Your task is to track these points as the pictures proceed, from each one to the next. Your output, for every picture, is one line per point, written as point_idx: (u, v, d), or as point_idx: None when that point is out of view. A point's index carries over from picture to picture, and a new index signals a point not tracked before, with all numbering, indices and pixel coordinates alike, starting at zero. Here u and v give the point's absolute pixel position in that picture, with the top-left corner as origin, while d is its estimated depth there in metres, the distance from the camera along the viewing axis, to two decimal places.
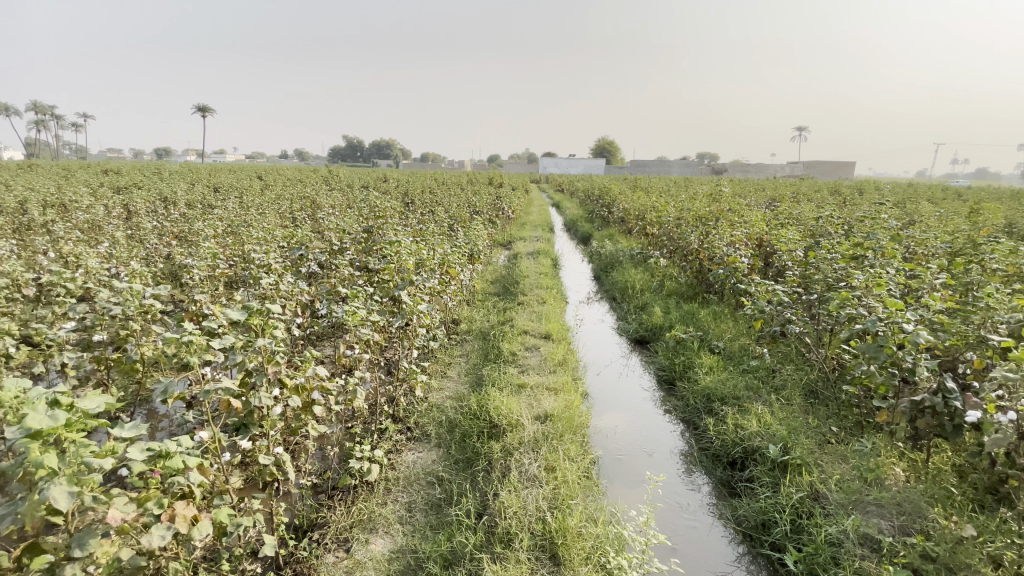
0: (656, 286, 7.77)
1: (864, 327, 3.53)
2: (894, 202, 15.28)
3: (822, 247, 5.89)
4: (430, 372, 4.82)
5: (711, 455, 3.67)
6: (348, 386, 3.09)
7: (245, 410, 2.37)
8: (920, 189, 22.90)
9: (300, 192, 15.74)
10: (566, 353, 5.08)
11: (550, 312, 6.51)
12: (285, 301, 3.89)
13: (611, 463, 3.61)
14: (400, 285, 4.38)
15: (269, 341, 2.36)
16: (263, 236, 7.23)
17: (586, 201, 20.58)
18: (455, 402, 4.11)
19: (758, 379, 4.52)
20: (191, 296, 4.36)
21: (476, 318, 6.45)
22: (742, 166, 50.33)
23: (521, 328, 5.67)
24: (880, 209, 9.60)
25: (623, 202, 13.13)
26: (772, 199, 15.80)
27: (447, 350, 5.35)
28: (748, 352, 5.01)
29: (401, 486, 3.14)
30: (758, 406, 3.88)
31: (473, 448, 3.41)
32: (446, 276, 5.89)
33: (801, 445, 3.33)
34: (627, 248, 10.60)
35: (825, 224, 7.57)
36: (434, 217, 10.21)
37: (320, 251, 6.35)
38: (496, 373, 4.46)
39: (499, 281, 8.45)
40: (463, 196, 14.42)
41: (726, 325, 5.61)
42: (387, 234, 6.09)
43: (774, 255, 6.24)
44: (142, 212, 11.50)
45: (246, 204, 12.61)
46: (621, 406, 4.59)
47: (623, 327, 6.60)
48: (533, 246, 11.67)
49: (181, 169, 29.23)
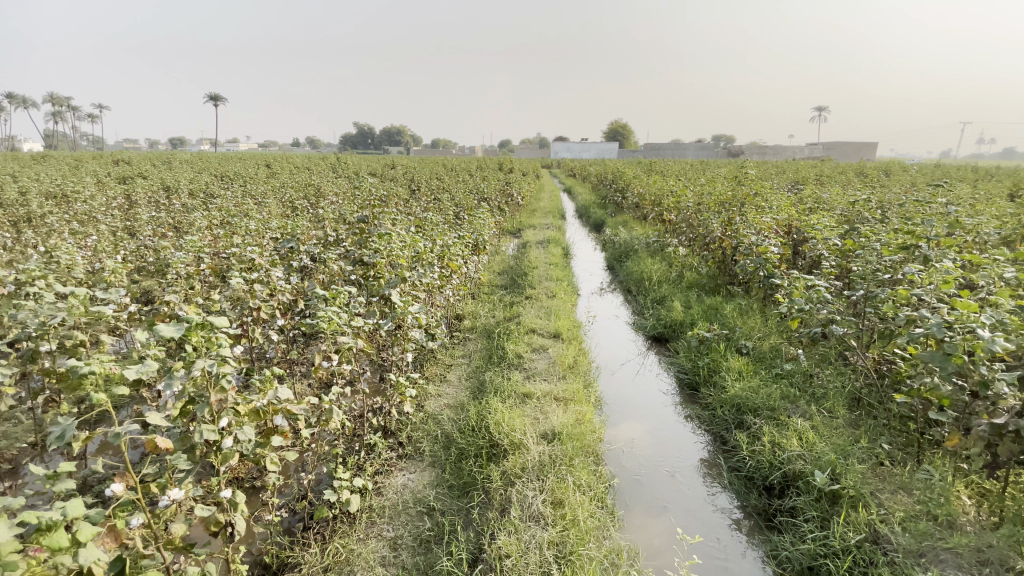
0: (674, 278, 7.25)
1: (926, 331, 3.00)
2: (924, 183, 14.51)
3: (862, 235, 5.30)
4: (428, 377, 4.40)
5: (744, 478, 3.21)
6: (324, 404, 2.67)
7: (186, 446, 1.97)
8: (952, 171, 21.80)
9: (304, 180, 15.40)
10: (577, 355, 4.61)
11: (560, 307, 6.04)
12: (261, 303, 3.49)
13: (629, 485, 3.16)
14: (391, 283, 3.95)
15: (210, 362, 1.92)
16: (256, 228, 6.86)
17: (598, 186, 19.98)
18: (453, 414, 3.68)
19: (793, 386, 4.02)
20: (166, 296, 3.99)
21: (480, 313, 6.02)
22: (759, 148, 48.86)
23: (528, 326, 5.22)
24: (919, 193, 8.88)
25: (637, 186, 12.52)
26: (794, 182, 15.14)
27: (448, 350, 4.93)
28: (781, 354, 4.50)
29: (387, 518, 2.73)
30: (797, 421, 3.39)
31: (470, 471, 2.98)
32: (446, 270, 5.45)
33: (854, 472, 2.84)
34: (643, 236, 10.04)
35: (861, 209, 6.95)
36: (438, 205, 9.75)
37: (314, 243, 5.94)
38: (499, 379, 4.03)
39: (507, 272, 7.98)
40: (472, 182, 13.94)
41: (753, 323, 5.09)
42: (384, 225, 5.67)
43: (806, 244, 5.68)
44: (142, 203, 11.21)
45: (249, 192, 12.27)
46: (638, 414, 4.13)
47: (640, 323, 6.11)
48: (543, 234, 11.17)
49: (191, 158, 29.08)
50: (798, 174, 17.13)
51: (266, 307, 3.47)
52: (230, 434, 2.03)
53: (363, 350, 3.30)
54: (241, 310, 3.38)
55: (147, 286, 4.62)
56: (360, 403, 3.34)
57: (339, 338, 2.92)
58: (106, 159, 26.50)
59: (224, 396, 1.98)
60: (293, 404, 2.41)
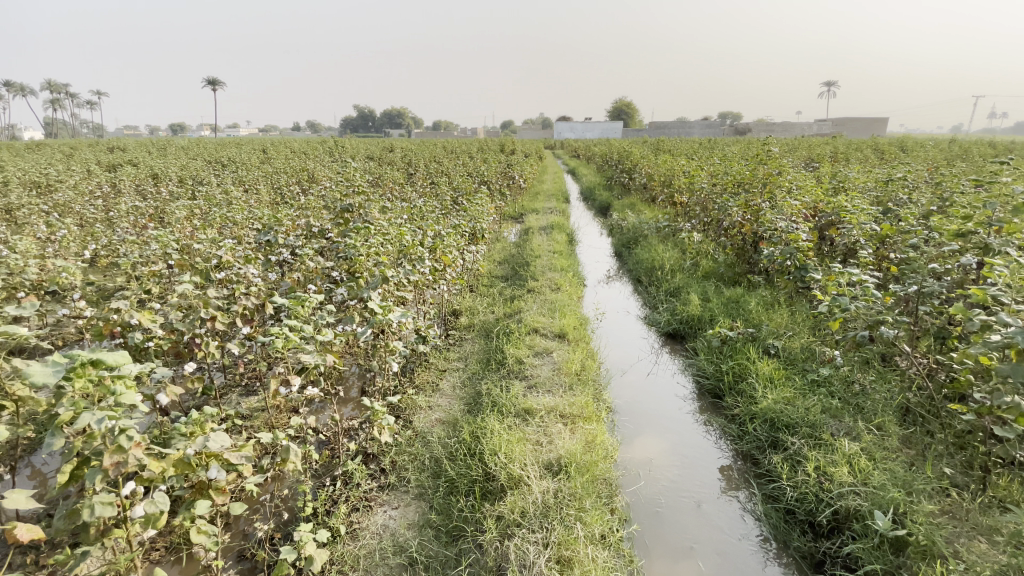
0: (688, 266, 6.71)
1: (1004, 340, 2.47)
2: (948, 160, 13.76)
3: (904, 219, 4.71)
4: (418, 385, 3.93)
5: (783, 512, 2.74)
6: (280, 441, 2.20)
7: (75, 525, 1.52)
8: (975, 146, 20.85)
9: (299, 165, 14.85)
10: (585, 360, 4.12)
11: (565, 301, 5.55)
12: (217, 312, 3.00)
13: (648, 520, 2.69)
14: (370, 284, 3.44)
15: (98, 417, 1.46)
16: (238, 219, 6.37)
17: (603, 167, 19.33)
18: (445, 433, 3.21)
19: (833, 396, 3.52)
20: (118, 302, 3.52)
21: (478, 308, 5.53)
22: (768, 126, 47.53)
23: (530, 324, 4.74)
24: (956, 171, 8.21)
25: (646, 167, 11.89)
26: (810, 160, 14.51)
27: (442, 353, 4.45)
28: (816, 356, 3.99)
29: (361, 571, 2.27)
30: (846, 443, 2.90)
31: (461, 513, 2.51)
32: (439, 263, 4.95)
33: (923, 514, 2.36)
34: (653, 220, 9.48)
35: (894, 189, 6.36)
36: (435, 190, 9.19)
37: (296, 235, 5.43)
38: (497, 391, 3.56)
39: (508, 262, 7.48)
40: (472, 164, 13.34)
41: (781, 320, 4.56)
42: (370, 214, 5.15)
43: (838, 230, 5.12)
44: (128, 192, 10.74)
45: (240, 179, 11.75)
46: (656, 426, 3.67)
47: (653, 319, 5.60)
48: (547, 219, 10.61)
49: (186, 144, 28.42)
50: (813, 152, 16.38)
51: (223, 314, 2.99)
52: (138, 504, 1.59)
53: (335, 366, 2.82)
54: (193, 321, 2.90)
55: (105, 288, 4.15)
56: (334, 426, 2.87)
57: (301, 357, 2.44)
58: (100, 147, 25.84)
59: (120, 459, 1.54)
60: (233, 450, 1.95)
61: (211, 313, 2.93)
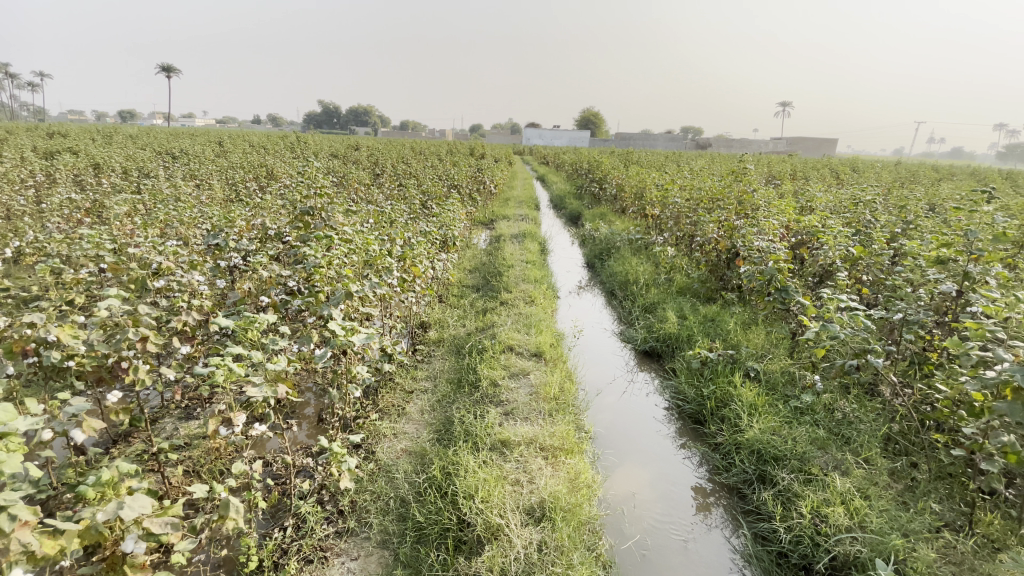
0: (662, 281, 6.62)
1: (1002, 377, 2.38)
2: (899, 183, 14.45)
3: (879, 242, 4.71)
4: (383, 409, 3.61)
5: (775, 554, 2.58)
6: (218, 494, 1.85)
7: None
8: (920, 168, 22.07)
9: (258, 160, 14.09)
10: (563, 382, 3.89)
11: (540, 315, 5.32)
12: (150, 330, 2.59)
13: (637, 566, 2.47)
14: (332, 300, 3.09)
15: None
16: (186, 218, 5.85)
17: (573, 175, 19.38)
18: (412, 467, 2.90)
19: (817, 425, 3.42)
20: (31, 313, 3.04)
21: (449, 322, 5.24)
22: (728, 141, 49.22)
23: (505, 341, 4.48)
24: (914, 194, 8.50)
25: (617, 177, 11.88)
26: (773, 177, 14.93)
27: (409, 372, 4.13)
28: (797, 381, 3.90)
29: None
30: (839, 480, 2.78)
31: (431, 568, 2.22)
32: (407, 274, 4.61)
33: (924, 563, 2.24)
34: (625, 231, 9.42)
35: (862, 211, 6.45)
36: (403, 193, 8.80)
37: (250, 238, 4.98)
38: (470, 418, 3.28)
39: (479, 270, 7.22)
40: (442, 167, 13.01)
41: (760, 342, 4.46)
42: (333, 218, 4.76)
43: (813, 251, 5.11)
44: (64, 182, 9.86)
45: (192, 173, 11.01)
46: (638, 454, 3.47)
47: (629, 335, 5.44)
48: (518, 227, 10.42)
49: (139, 133, 26.99)
50: (774, 169, 16.90)
51: (156, 333, 2.57)
52: None
53: (288, 396, 2.47)
54: (119, 341, 2.48)
55: (21, 294, 3.63)
56: (287, 463, 2.53)
57: (247, 391, 2.09)
58: (39, 132, 23.98)
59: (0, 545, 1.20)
60: (157, 513, 1.61)
61: (142, 333, 2.50)
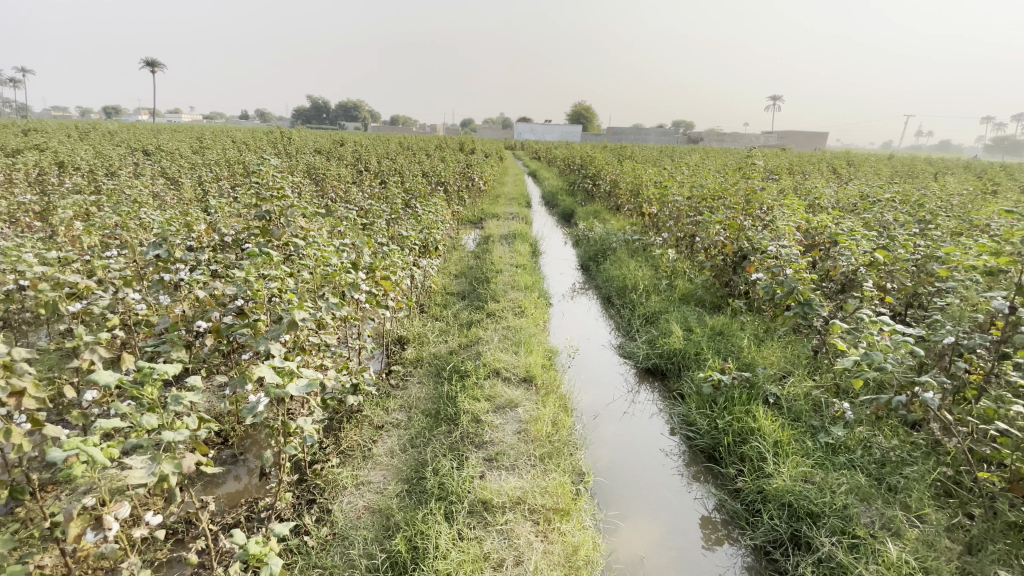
0: (662, 287, 6.11)
1: None
2: (900, 178, 13.99)
3: (909, 247, 4.19)
4: (346, 450, 3.08)
5: None
6: None
7: None
8: (915, 161, 21.82)
9: (235, 157, 13.38)
10: (557, 415, 3.37)
11: (530, 329, 4.80)
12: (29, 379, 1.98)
13: None
14: (273, 331, 2.52)
15: None
16: (137, 223, 5.24)
17: (566, 171, 18.87)
18: (373, 534, 2.37)
19: (852, 466, 2.94)
20: None
21: (428, 337, 4.69)
22: (720, 136, 48.94)
23: (490, 363, 3.95)
24: (929, 190, 7.99)
25: (611, 172, 11.33)
26: (771, 172, 14.45)
27: (380, 402, 3.58)
28: (824, 409, 3.40)
29: None
30: (893, 548, 2.29)
31: None
32: (378, 287, 4.04)
33: None
34: (621, 230, 8.90)
35: (878, 210, 5.96)
36: (385, 191, 8.21)
37: (201, 247, 4.38)
38: (446, 467, 2.76)
39: (466, 275, 6.69)
40: (429, 163, 12.40)
41: (776, 361, 3.95)
42: (294, 224, 4.18)
43: (831, 256, 4.61)
44: (19, 182, 9.17)
45: (162, 171, 10.34)
46: (646, 501, 2.96)
47: (629, 350, 4.92)
48: (509, 226, 9.87)
49: (118, 129, 26.18)
50: (773, 164, 16.42)
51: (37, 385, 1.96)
52: None
53: (203, 465, 1.92)
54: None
55: None
56: (208, 545, 1.99)
57: (127, 480, 1.53)
58: (11, 127, 23.09)
59: None
60: None
61: (13, 386, 1.87)
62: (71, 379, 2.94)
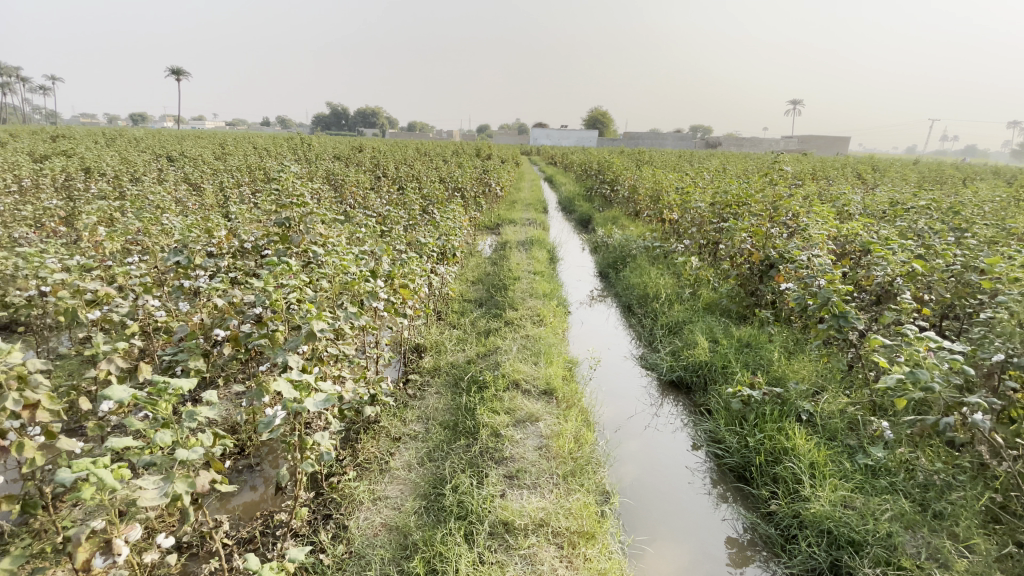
0: (685, 296, 5.95)
1: None
2: (929, 183, 13.57)
3: (949, 257, 3.99)
4: (363, 462, 3.01)
5: None
6: None
7: None
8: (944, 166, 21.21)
9: (256, 163, 13.53)
10: (580, 430, 3.26)
11: (550, 338, 4.70)
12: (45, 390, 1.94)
13: None
14: (291, 342, 2.46)
15: None
16: (158, 229, 5.26)
17: (583, 176, 18.74)
18: (391, 554, 2.28)
19: (894, 489, 2.77)
20: None
21: (446, 345, 4.62)
22: (739, 140, 48.33)
23: (509, 374, 3.85)
24: (964, 196, 7.69)
25: (630, 178, 11.18)
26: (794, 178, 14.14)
27: (398, 413, 3.51)
28: (861, 428, 3.23)
29: None
30: None
31: None
32: (396, 295, 3.98)
33: None
34: (641, 237, 8.75)
35: (912, 218, 5.74)
36: (403, 197, 8.20)
37: (221, 254, 4.38)
38: (466, 483, 2.66)
39: (484, 282, 6.61)
40: (447, 169, 12.38)
41: (809, 376, 3.78)
42: (313, 231, 4.14)
43: (864, 266, 4.42)
44: (47, 188, 9.36)
45: (185, 176, 10.48)
46: (675, 522, 2.83)
47: (652, 361, 4.78)
48: (526, 232, 9.78)
49: (143, 135, 26.79)
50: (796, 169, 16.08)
51: (52, 396, 1.91)
52: None
53: (218, 482, 1.86)
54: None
55: None
56: (223, 563, 1.93)
57: (138, 502, 1.47)
58: (43, 134, 23.79)
59: None
60: None
61: (28, 398, 1.83)
62: (91, 387, 2.92)
